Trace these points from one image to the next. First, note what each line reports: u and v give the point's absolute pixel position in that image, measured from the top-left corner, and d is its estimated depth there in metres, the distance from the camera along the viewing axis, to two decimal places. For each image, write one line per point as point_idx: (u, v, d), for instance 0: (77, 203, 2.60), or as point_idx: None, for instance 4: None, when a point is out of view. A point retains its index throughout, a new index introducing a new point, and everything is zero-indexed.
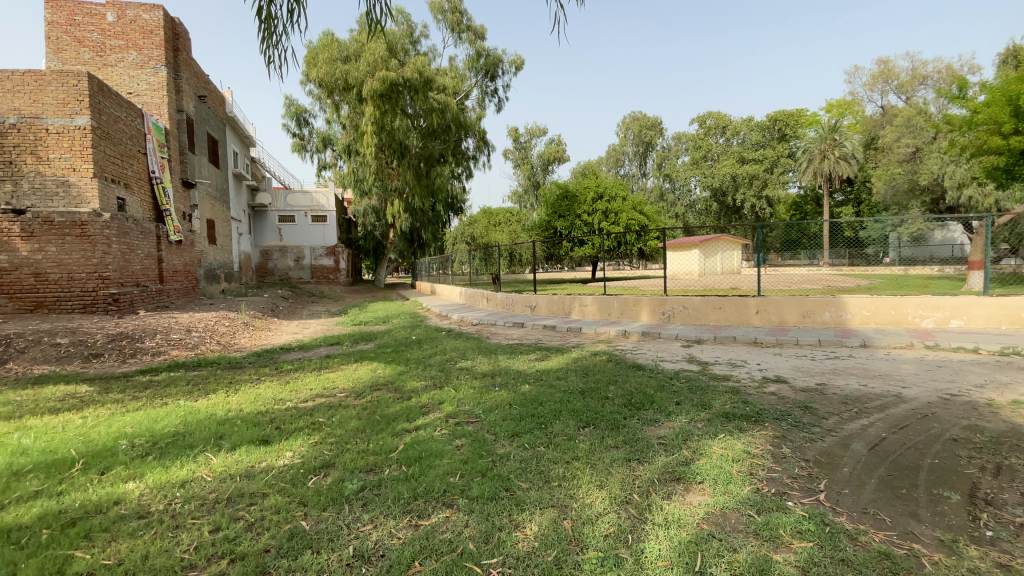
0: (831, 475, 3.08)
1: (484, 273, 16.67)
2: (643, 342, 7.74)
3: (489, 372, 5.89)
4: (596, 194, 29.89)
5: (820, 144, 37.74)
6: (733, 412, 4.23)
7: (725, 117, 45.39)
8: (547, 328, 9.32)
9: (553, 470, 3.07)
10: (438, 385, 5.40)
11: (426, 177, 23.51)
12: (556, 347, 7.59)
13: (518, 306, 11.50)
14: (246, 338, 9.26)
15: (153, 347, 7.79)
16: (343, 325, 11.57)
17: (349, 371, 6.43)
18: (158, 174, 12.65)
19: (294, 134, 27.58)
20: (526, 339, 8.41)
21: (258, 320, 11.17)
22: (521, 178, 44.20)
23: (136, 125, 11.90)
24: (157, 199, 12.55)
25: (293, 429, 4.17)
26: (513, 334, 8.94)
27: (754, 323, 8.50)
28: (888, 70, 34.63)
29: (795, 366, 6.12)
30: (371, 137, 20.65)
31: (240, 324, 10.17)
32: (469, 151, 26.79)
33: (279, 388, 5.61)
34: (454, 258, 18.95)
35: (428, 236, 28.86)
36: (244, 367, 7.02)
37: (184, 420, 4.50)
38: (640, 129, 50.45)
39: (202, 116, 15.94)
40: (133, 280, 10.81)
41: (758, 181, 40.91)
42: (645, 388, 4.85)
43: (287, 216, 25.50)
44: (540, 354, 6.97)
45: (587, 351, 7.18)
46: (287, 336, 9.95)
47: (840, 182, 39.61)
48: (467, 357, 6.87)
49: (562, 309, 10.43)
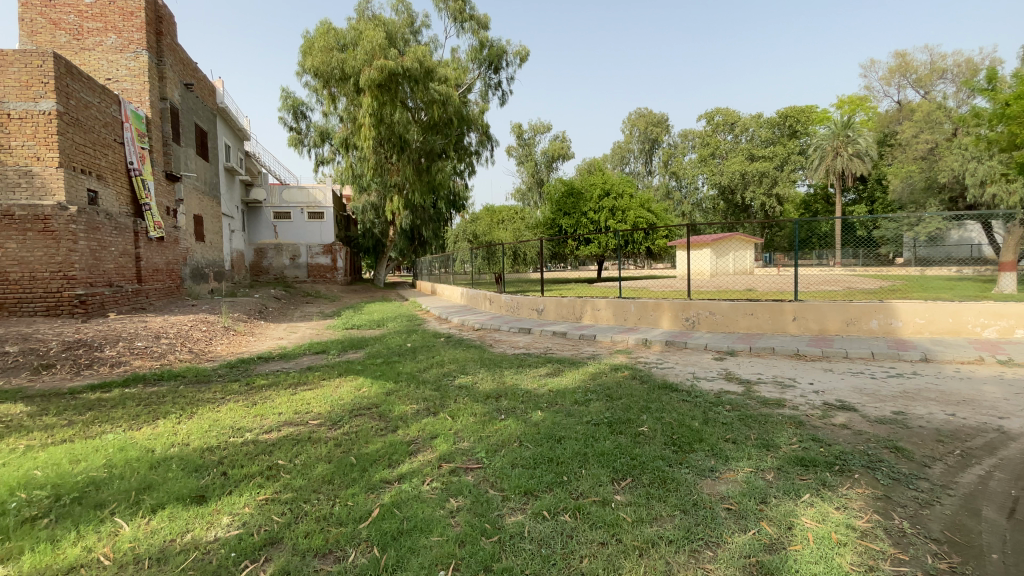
0: (984, 572, 2.18)
1: (486, 273, 15.73)
2: (669, 354, 6.80)
3: (494, 392, 4.96)
4: (602, 191, 28.90)
5: (833, 141, 36.67)
6: (809, 458, 3.28)
7: (734, 113, 44.26)
8: (556, 335, 8.37)
9: (585, 565, 2.14)
10: (431, 410, 4.46)
11: (426, 173, 22.65)
12: (570, 358, 6.64)
13: (524, 309, 10.54)
14: (223, 345, 8.33)
15: (113, 356, 6.85)
16: (334, 329, 10.65)
17: (329, 389, 5.49)
18: (137, 165, 11.75)
19: (291, 128, 26.70)
20: (535, 349, 7.48)
21: (241, 324, 10.25)
22: (524, 175, 43.20)
23: (112, 112, 11.00)
24: (135, 192, 11.61)
25: (241, 476, 3.25)
26: (518, 343, 8.00)
27: (790, 331, 7.56)
28: (906, 64, 33.63)
29: (856, 386, 5.17)
30: (369, 130, 19.76)
31: (220, 328, 9.26)
32: (472, 145, 25.77)
33: (242, 413, 4.68)
34: (455, 257, 18.07)
35: (429, 233, 27.96)
36: (213, 382, 6.10)
37: (111, 460, 3.58)
38: (646, 126, 49.41)
39: (189, 105, 15.02)
40: (105, 279, 9.91)
41: (768, 178, 39.79)
42: (687, 420, 3.91)
43: (282, 213, 24.60)
44: (552, 368, 6.03)
45: (606, 365, 6.24)
46: (270, 342, 9.03)
47: (853, 180, 38.56)
48: (468, 372, 5.93)
49: (572, 313, 9.49)
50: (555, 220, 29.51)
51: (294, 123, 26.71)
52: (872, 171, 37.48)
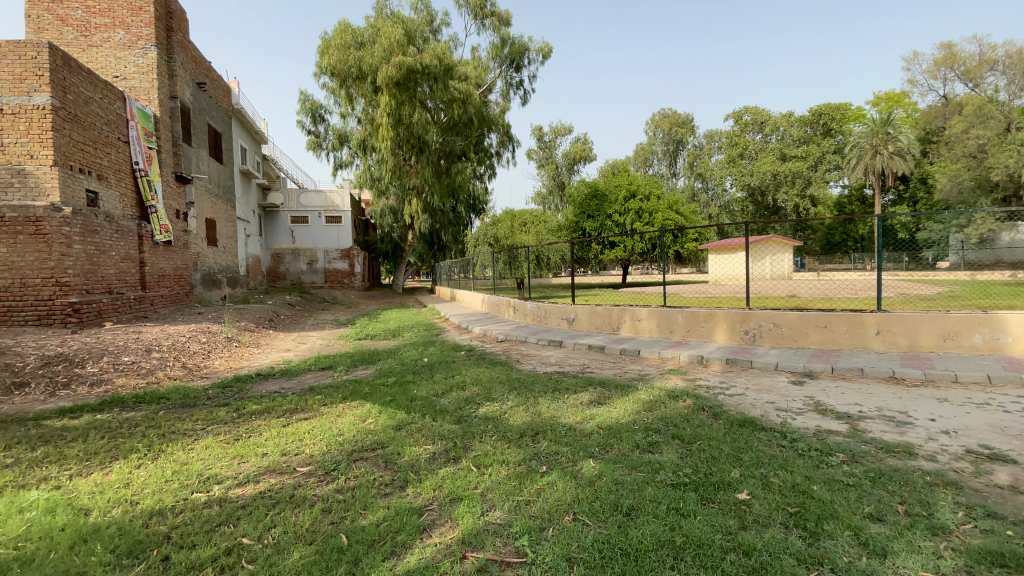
0: None
1: (507, 278, 14.78)
2: (734, 376, 5.68)
3: (529, 429, 3.95)
4: (627, 193, 27.75)
5: (872, 139, 34.88)
6: (1011, 552, 2.20)
7: (763, 112, 42.57)
8: (593, 350, 7.32)
9: None
10: (450, 456, 3.50)
11: (445, 175, 21.89)
12: (617, 380, 5.57)
13: (552, 319, 9.50)
14: (222, 359, 7.48)
15: (94, 374, 6.04)
16: (346, 339, 9.78)
17: (329, 419, 4.55)
18: (143, 165, 11.17)
19: (309, 131, 26.24)
20: (571, 367, 6.43)
21: (246, 333, 9.45)
22: (544, 178, 42.24)
23: (116, 110, 10.48)
24: (141, 193, 11.02)
25: (185, 566, 2.32)
26: (549, 359, 6.96)
27: (873, 348, 6.40)
28: (953, 55, 31.69)
29: (993, 425, 4.03)
30: (386, 130, 19.05)
31: (222, 339, 8.45)
32: (492, 147, 24.92)
33: (219, 453, 3.78)
34: (475, 262, 17.20)
35: (448, 237, 27.15)
36: (199, 406, 5.22)
37: (27, 529, 2.70)
38: (670, 127, 47.98)
39: (201, 105, 14.50)
40: (103, 286, 9.24)
41: (802, 179, 37.96)
42: (799, 481, 2.86)
43: (300, 218, 24.07)
44: (597, 394, 4.98)
45: (662, 391, 5.18)
46: (275, 355, 8.18)
47: (893, 180, 36.61)
48: (496, 398, 4.91)
49: (608, 324, 8.42)
50: (579, 223, 28.42)
51: (312, 127, 26.24)
52: (914, 170, 35.49)
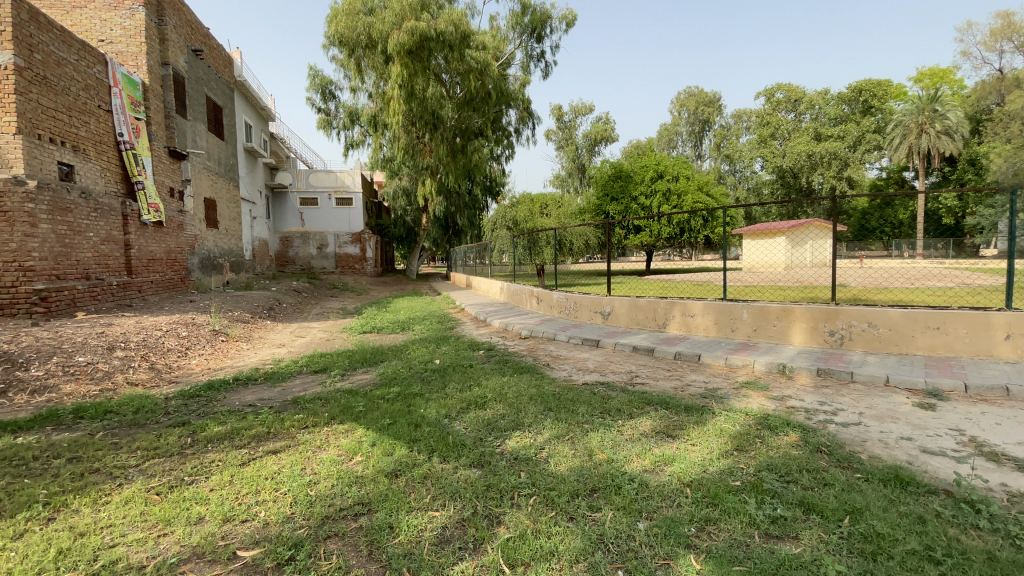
0: None
1: (528, 264, 13.50)
2: (838, 399, 4.35)
3: (582, 485, 2.73)
4: (654, 174, 26.13)
5: (918, 116, 32.51)
6: None
7: (798, 89, 39.99)
8: (639, 352, 6.04)
9: None
10: (470, 538, 2.30)
11: (461, 154, 20.55)
12: (684, 401, 4.28)
13: (583, 312, 8.19)
14: (201, 358, 6.39)
15: (37, 379, 4.96)
16: (348, 332, 8.63)
17: (303, 454, 3.37)
18: (128, 137, 10.11)
19: (319, 108, 25.01)
20: (618, 377, 5.14)
21: (236, 325, 8.35)
22: (563, 161, 40.54)
23: (96, 74, 9.38)
24: (126, 168, 9.97)
25: None
26: (586, 364, 5.69)
27: (1002, 356, 5.00)
28: (1014, 23, 28.93)
29: None
30: (398, 105, 17.74)
31: (206, 333, 7.36)
32: (511, 124, 23.46)
33: (136, 521, 2.61)
34: (492, 246, 15.96)
35: (464, 221, 25.92)
36: (150, 427, 4.10)
37: None
38: (696, 105, 45.59)
39: (198, 75, 13.36)
40: (77, 271, 8.24)
41: (839, 160, 35.64)
42: None
43: (309, 200, 23.02)
44: (665, 424, 3.71)
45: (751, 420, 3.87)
46: (264, 352, 7.05)
47: (939, 160, 34.05)
48: (528, 425, 3.68)
49: (652, 319, 7.10)
50: (601, 207, 26.89)
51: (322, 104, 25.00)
52: (964, 150, 32.94)
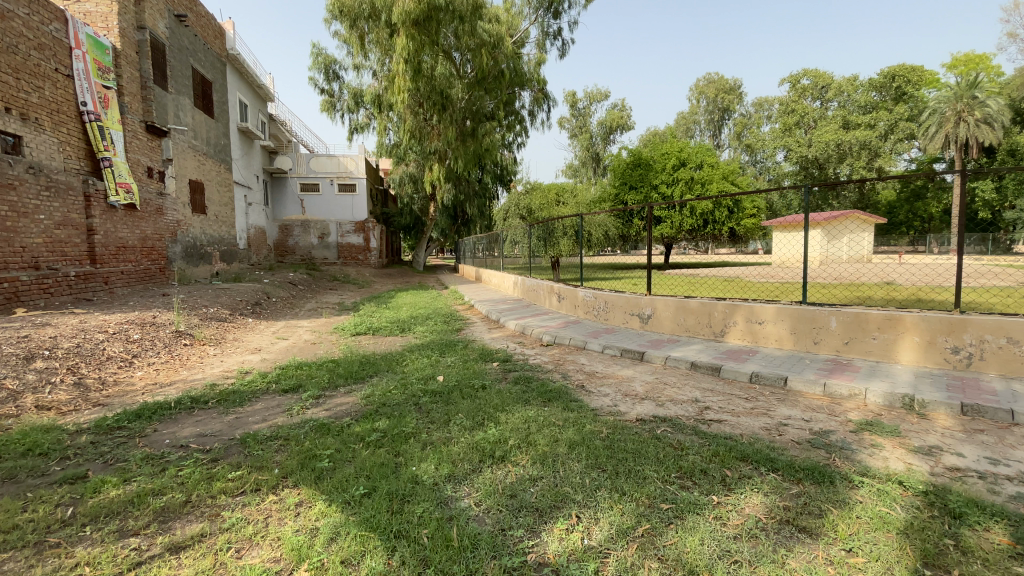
0: None
1: (544, 256, 12.02)
2: (1016, 454, 2.99)
3: None
4: (676, 161, 24.56)
5: (956, 104, 30.58)
6: None
7: (826, 76, 38.05)
8: (700, 370, 4.70)
9: None
10: None
11: (471, 138, 19.21)
12: (795, 458, 2.94)
13: (616, 314, 6.85)
14: (149, 369, 5.15)
15: None
16: (340, 334, 7.39)
17: (220, 561, 2.08)
18: (93, 108, 8.87)
19: (323, 89, 23.69)
20: (683, 411, 3.81)
21: (208, 325, 7.12)
22: (577, 149, 38.95)
23: (52, 34, 8.12)
24: (91, 142, 8.75)
25: None
26: (633, 387, 4.35)
27: None
28: None
29: None
30: (404, 82, 16.16)
31: (166, 336, 6.13)
32: (525, 108, 22.02)
33: None
34: (505, 237, 14.64)
35: (473, 211, 24.57)
36: (24, 486, 2.85)
37: None
38: (716, 93, 43.68)
39: (181, 43, 12.09)
40: (22, 258, 7.09)
41: (869, 150, 33.68)
42: None
43: (310, 186, 21.77)
44: (786, 507, 2.38)
45: (914, 499, 2.51)
46: (233, 361, 5.81)
47: (978, 150, 32.03)
48: (575, 507, 2.37)
49: (706, 325, 5.76)
50: (619, 196, 25.27)
51: (326, 85, 23.67)
52: (1006, 140, 30.97)
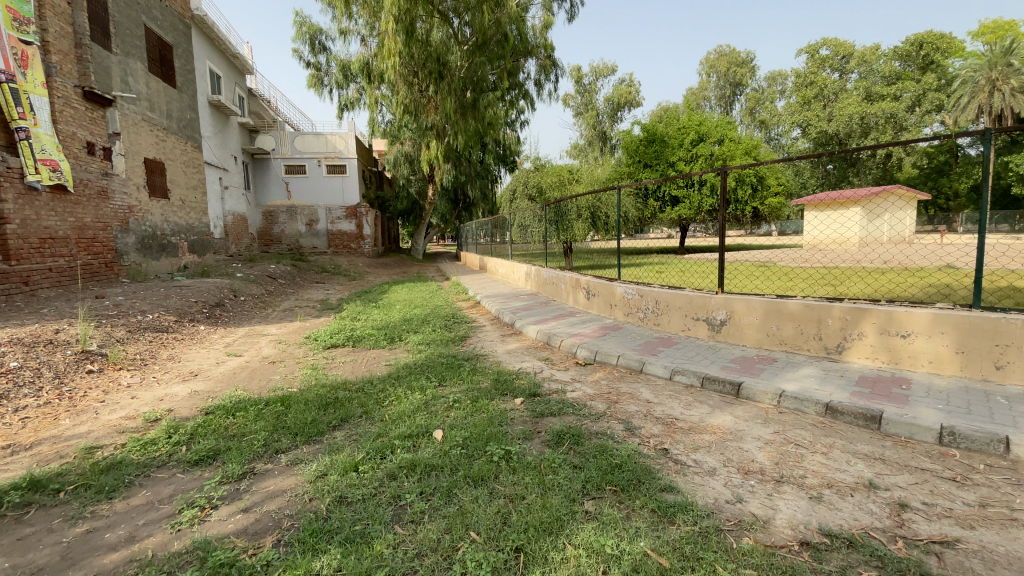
0: None
1: (556, 241, 10.21)
2: None
3: None
4: (694, 136, 22.66)
5: (990, 71, 28.45)
6: None
7: (847, 45, 35.73)
8: (845, 420, 3.05)
9: None
10: None
11: (471, 111, 17.30)
12: None
13: (673, 318, 5.17)
14: (12, 422, 3.49)
15: None
16: (310, 348, 5.73)
17: None
18: (7, 67, 7.00)
19: (307, 62, 21.67)
20: (868, 517, 2.15)
21: (136, 339, 5.45)
22: (582, 128, 36.80)
23: None
24: (3, 109, 6.96)
25: None
26: (750, 454, 2.71)
27: None
28: None
29: None
30: (394, 45, 14.08)
31: (63, 361, 4.45)
32: (530, 78, 20.04)
33: None
34: (511, 221, 12.91)
35: (475, 193, 22.76)
36: None
37: None
38: (728, 66, 41.24)
39: None
40: None
41: (896, 122, 31.53)
42: None
43: (296, 168, 19.98)
44: None
45: None
46: (151, 395, 4.14)
47: (1014, 121, 29.91)
48: None
49: (814, 337, 4.11)
50: (632, 174, 23.37)
51: (311, 58, 21.66)
52: None
